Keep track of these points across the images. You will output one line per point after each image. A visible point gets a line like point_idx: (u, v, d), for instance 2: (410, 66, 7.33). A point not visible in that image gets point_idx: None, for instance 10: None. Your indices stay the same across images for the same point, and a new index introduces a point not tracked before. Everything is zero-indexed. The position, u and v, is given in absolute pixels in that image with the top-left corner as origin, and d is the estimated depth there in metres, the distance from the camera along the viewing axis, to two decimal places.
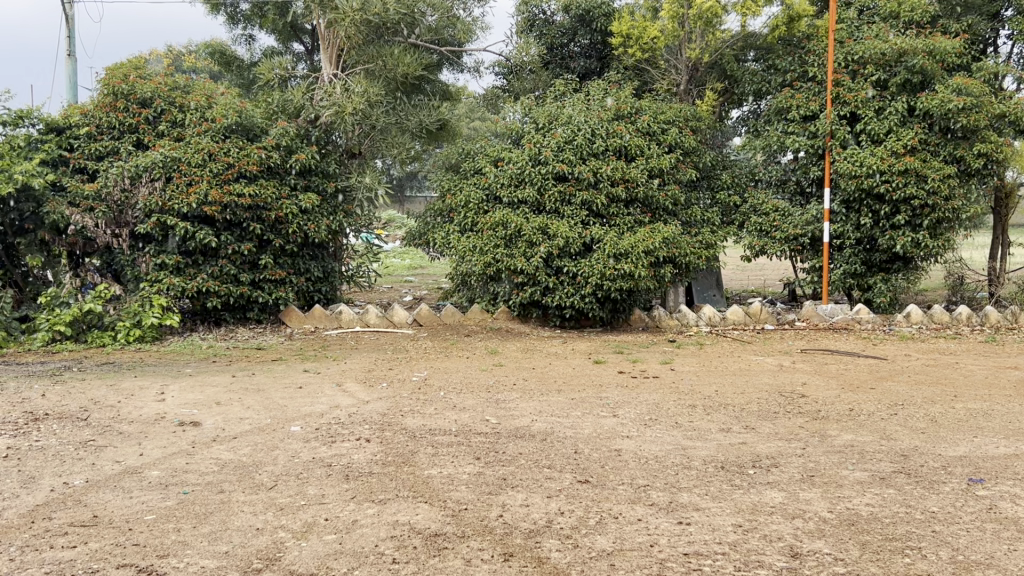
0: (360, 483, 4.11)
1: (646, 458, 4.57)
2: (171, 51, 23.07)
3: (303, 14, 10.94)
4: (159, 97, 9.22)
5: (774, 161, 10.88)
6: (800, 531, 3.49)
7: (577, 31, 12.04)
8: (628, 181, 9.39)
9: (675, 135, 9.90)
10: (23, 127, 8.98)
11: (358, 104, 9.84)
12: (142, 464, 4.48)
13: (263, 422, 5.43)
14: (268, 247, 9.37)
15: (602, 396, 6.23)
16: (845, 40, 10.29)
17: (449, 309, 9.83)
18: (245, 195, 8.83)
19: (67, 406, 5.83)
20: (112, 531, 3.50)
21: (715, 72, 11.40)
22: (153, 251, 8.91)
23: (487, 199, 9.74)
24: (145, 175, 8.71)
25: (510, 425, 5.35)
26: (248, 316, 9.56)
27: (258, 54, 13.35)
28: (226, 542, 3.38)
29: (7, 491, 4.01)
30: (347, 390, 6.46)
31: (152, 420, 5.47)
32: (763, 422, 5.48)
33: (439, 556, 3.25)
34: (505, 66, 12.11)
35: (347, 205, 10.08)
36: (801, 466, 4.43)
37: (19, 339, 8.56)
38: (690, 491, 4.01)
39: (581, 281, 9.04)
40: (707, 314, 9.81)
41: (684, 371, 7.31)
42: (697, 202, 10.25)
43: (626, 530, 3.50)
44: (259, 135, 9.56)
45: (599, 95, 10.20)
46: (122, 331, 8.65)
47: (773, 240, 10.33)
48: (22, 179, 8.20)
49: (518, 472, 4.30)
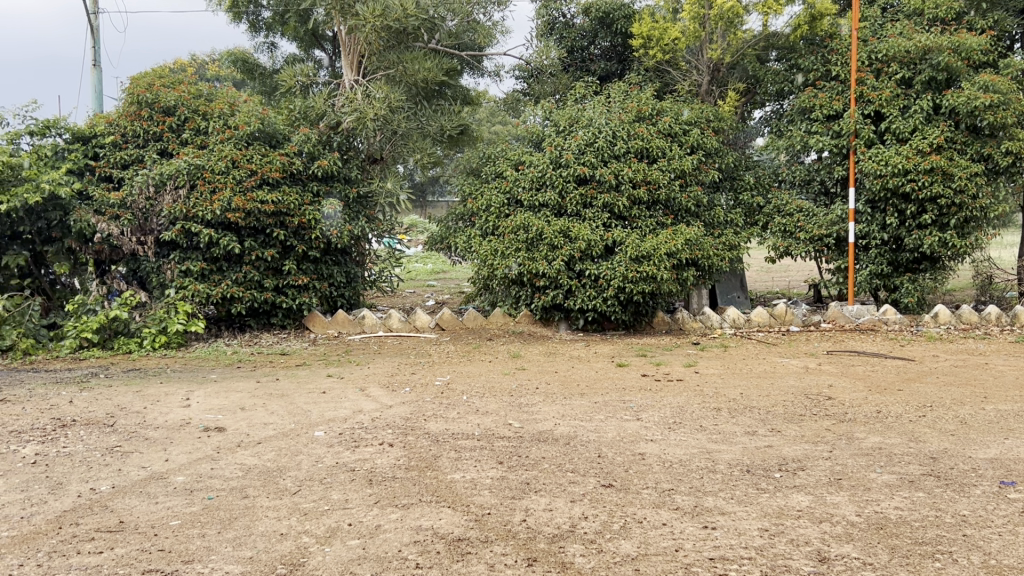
0: (383, 488, 4.11)
1: (670, 462, 4.53)
2: (193, 60, 23.36)
3: (325, 21, 11.02)
4: (183, 105, 9.29)
5: (798, 161, 10.78)
6: (828, 535, 3.45)
7: (597, 34, 12.03)
8: (650, 183, 9.34)
9: (698, 136, 9.84)
10: (50, 136, 9.10)
11: (380, 110, 9.85)
12: (167, 470, 4.51)
13: (287, 427, 5.46)
14: (291, 252, 9.41)
15: (625, 400, 6.19)
16: (869, 39, 10.19)
17: (472, 312, 9.82)
18: (269, 202, 8.86)
19: (93, 413, 5.88)
20: (137, 536, 3.52)
21: (737, 73, 11.35)
22: (178, 258, 9.01)
23: (508, 203, 9.72)
24: (169, 183, 8.79)
25: (533, 428, 5.34)
26: (272, 322, 9.61)
27: (280, 61, 13.46)
28: (250, 547, 3.39)
29: (35, 497, 4.06)
30: (371, 395, 6.48)
31: (177, 426, 5.51)
32: (789, 424, 5.43)
33: (463, 561, 3.24)
34: (526, 69, 12.14)
35: (369, 211, 10.14)
36: (828, 469, 4.39)
37: (47, 346, 8.65)
38: (715, 495, 3.97)
39: (603, 284, 9.00)
40: (731, 315, 9.75)
41: (708, 373, 7.26)
42: (721, 203, 10.17)
43: (651, 535, 3.47)
44: (282, 142, 9.61)
45: (620, 96, 10.17)
46: (148, 338, 8.73)
47: (798, 240, 10.25)
48: (49, 188, 8.30)
49: (540, 477, 4.28)
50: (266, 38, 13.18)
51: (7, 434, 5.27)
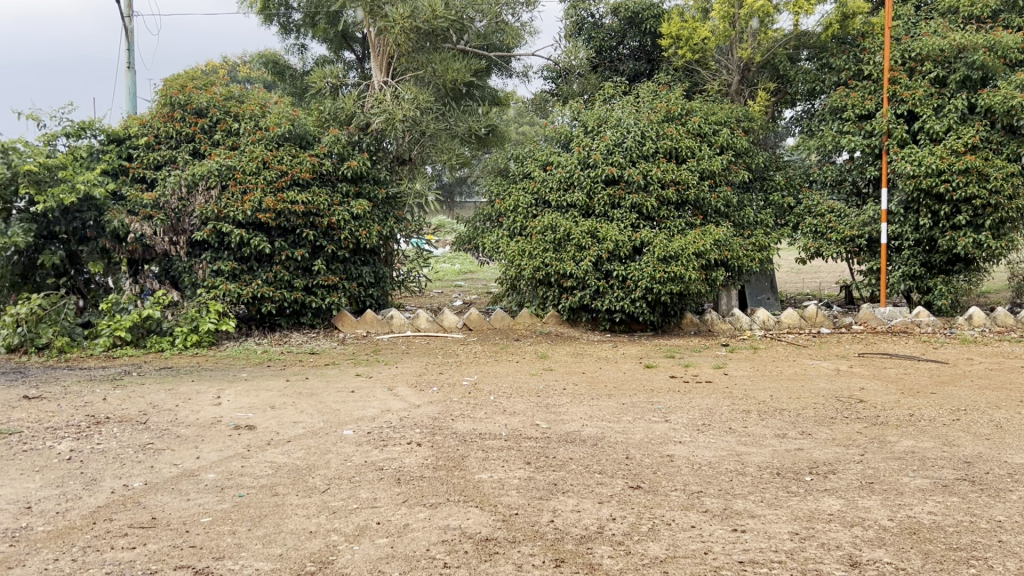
0: (411, 487, 4.13)
1: (699, 464, 4.50)
2: (225, 62, 23.66)
3: (355, 23, 11.08)
4: (214, 107, 9.38)
5: (829, 161, 10.67)
6: (859, 540, 3.41)
7: (626, 33, 11.99)
8: (679, 183, 9.30)
9: (728, 136, 9.78)
10: (85, 138, 9.24)
11: (409, 111, 9.89)
12: (198, 467, 4.56)
13: (316, 425, 5.50)
14: (321, 253, 9.48)
15: (653, 401, 6.17)
16: (902, 37, 10.06)
17: (499, 313, 9.84)
18: (299, 203, 8.94)
19: (126, 410, 5.97)
20: (169, 533, 3.56)
21: (767, 72, 11.26)
22: (209, 258, 9.13)
23: (536, 203, 9.73)
24: (201, 184, 8.90)
25: (561, 429, 5.34)
26: (302, 321, 9.69)
27: (310, 62, 13.56)
28: (280, 545, 3.42)
29: (70, 492, 4.12)
30: (399, 394, 6.51)
31: (209, 424, 5.57)
32: (820, 427, 5.38)
33: (491, 561, 3.25)
34: (554, 70, 12.14)
35: (397, 211, 10.18)
36: (859, 472, 4.34)
37: (81, 344, 8.79)
38: (745, 498, 3.94)
39: (631, 285, 8.97)
40: (761, 317, 9.71)
41: (738, 375, 7.21)
42: (751, 204, 10.09)
43: (679, 537, 3.46)
44: (311, 143, 9.67)
45: (648, 96, 10.12)
46: (180, 336, 8.85)
47: (829, 241, 10.14)
48: (84, 188, 8.44)
49: (568, 477, 4.28)
50: (297, 40, 13.28)
51: (43, 430, 5.36)
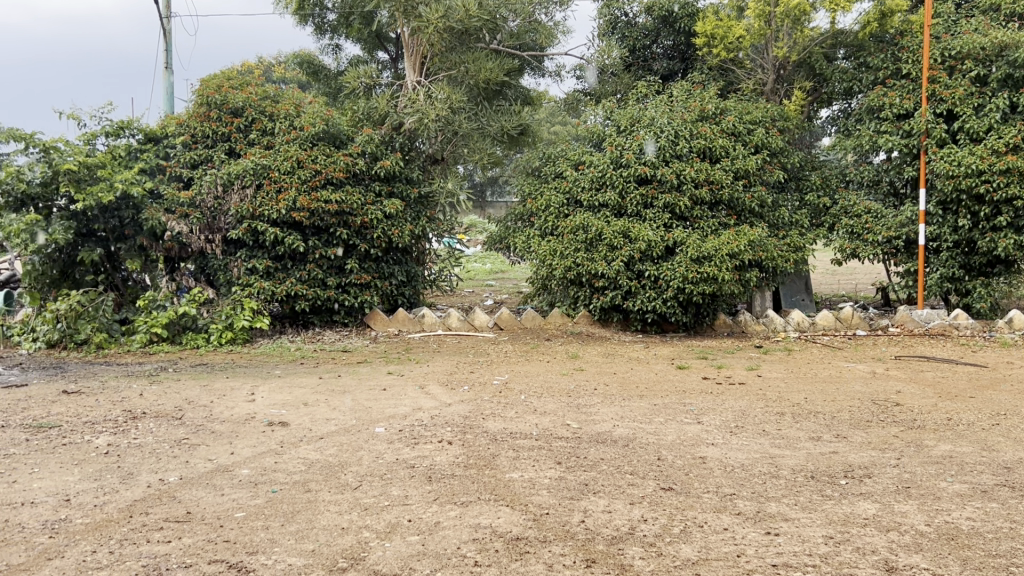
0: (443, 485, 4.14)
1: (732, 466, 4.47)
2: (260, 62, 23.90)
3: (389, 23, 11.15)
4: (250, 106, 9.48)
5: (866, 161, 10.53)
6: (896, 545, 3.36)
7: (660, 32, 11.92)
8: (713, 183, 9.22)
9: (763, 135, 9.69)
10: (124, 137, 9.39)
11: (442, 111, 9.91)
12: (233, 462, 4.61)
13: (348, 422, 5.54)
14: (354, 251, 9.55)
15: (686, 403, 6.12)
16: (942, 35, 9.88)
17: (530, 312, 9.83)
18: (333, 202, 9.01)
19: (162, 406, 6.06)
20: (204, 527, 3.60)
21: (803, 71, 11.14)
22: (244, 256, 9.22)
23: (568, 203, 9.71)
24: (237, 183, 9.00)
25: (592, 429, 5.33)
26: (335, 319, 9.76)
27: (344, 62, 13.65)
28: (313, 541, 3.44)
29: (107, 486, 4.19)
30: (430, 392, 6.54)
31: (243, 420, 5.63)
32: (855, 430, 5.31)
33: (521, 561, 3.24)
34: (587, 69, 12.11)
35: (430, 211, 10.22)
36: (895, 477, 4.28)
37: (119, 341, 8.93)
38: (778, 501, 3.90)
39: (663, 285, 8.91)
40: (796, 319, 9.62)
41: (772, 377, 7.13)
42: (786, 204, 10.00)
43: (711, 539, 3.43)
44: (345, 143, 9.74)
45: (682, 96, 10.06)
46: (216, 333, 8.95)
47: (866, 243, 10.01)
48: (122, 187, 8.57)
49: (599, 478, 4.27)
50: (331, 39, 13.38)
51: (82, 424, 5.46)
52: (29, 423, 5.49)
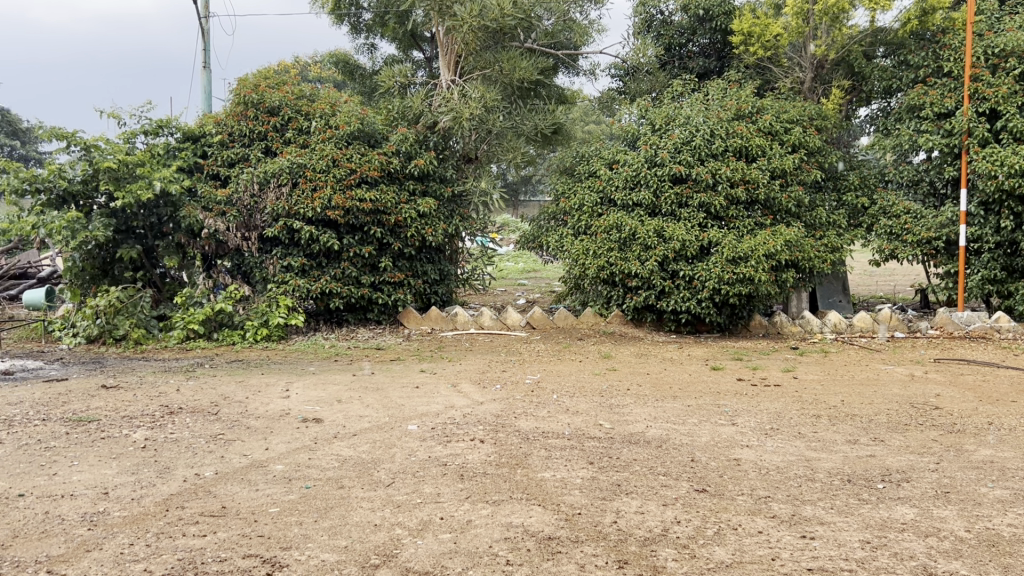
0: (475, 484, 4.15)
1: (767, 469, 4.42)
2: (297, 61, 24.11)
3: (424, 22, 11.20)
4: (287, 105, 9.56)
5: (906, 161, 10.35)
6: (935, 550, 3.30)
7: (696, 31, 11.81)
8: (749, 183, 9.12)
9: (800, 135, 9.57)
10: (163, 135, 9.52)
11: (476, 110, 9.92)
12: (267, 458, 4.65)
13: (381, 420, 5.57)
14: (388, 250, 9.60)
15: (720, 404, 6.08)
16: (985, 33, 9.66)
17: (563, 312, 9.81)
18: (367, 200, 9.06)
19: (199, 401, 6.13)
20: (239, 521, 3.64)
21: (842, 70, 11.00)
22: (280, 254, 9.30)
23: (601, 202, 9.67)
24: (273, 181, 9.09)
25: (624, 430, 5.30)
26: (368, 317, 9.82)
27: (380, 62, 13.72)
28: (345, 537, 3.47)
29: (145, 479, 4.25)
30: (462, 391, 6.55)
31: (277, 416, 5.69)
32: (893, 434, 5.23)
33: (553, 561, 3.23)
34: (622, 67, 12.07)
35: (463, 209, 10.23)
36: (934, 482, 4.20)
37: (157, 337, 9.07)
38: (814, 504, 3.85)
39: (697, 285, 8.85)
40: (832, 320, 9.51)
41: (807, 379, 7.04)
42: (823, 204, 9.88)
43: (746, 542, 3.40)
44: (380, 141, 9.78)
45: (718, 94, 9.98)
46: (251, 330, 9.05)
47: (904, 243, 9.85)
48: (161, 185, 8.69)
49: (632, 478, 4.24)
50: (367, 39, 13.46)
51: (120, 418, 5.55)
52: (70, 416, 5.59)
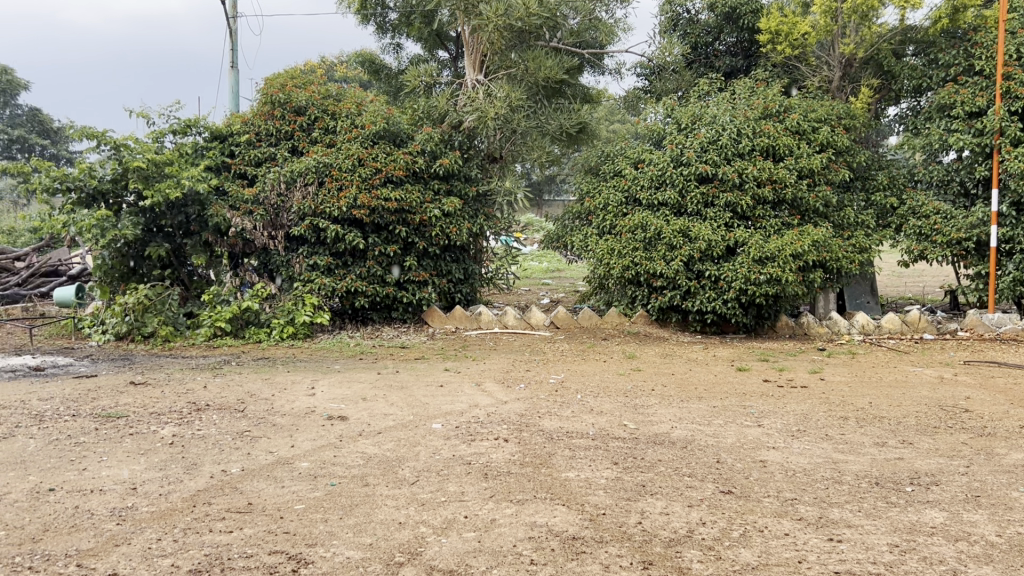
0: (499, 483, 4.15)
1: (793, 471, 4.39)
2: (323, 61, 24.24)
3: (450, 22, 11.22)
4: (313, 105, 9.61)
5: (936, 160, 10.22)
6: (965, 555, 3.25)
7: (723, 29, 11.73)
8: (776, 182, 9.05)
9: (828, 134, 9.48)
10: (191, 135, 9.61)
11: (501, 110, 9.92)
12: (293, 455, 4.68)
13: (406, 418, 5.59)
14: (413, 249, 9.64)
15: (746, 405, 6.04)
16: (1018, 30, 9.50)
17: (587, 311, 9.79)
18: (392, 199, 9.10)
19: (226, 398, 6.18)
20: (265, 518, 3.67)
21: (871, 69, 10.88)
22: (306, 253, 9.36)
23: (626, 201, 9.64)
24: (299, 180, 9.15)
25: (649, 430, 5.28)
26: (393, 316, 9.86)
27: (405, 61, 13.77)
28: (370, 535, 3.48)
29: (172, 475, 4.29)
30: (486, 390, 6.55)
31: (303, 413, 5.72)
32: (922, 437, 5.16)
33: (577, 561, 3.23)
34: (648, 66, 12.02)
35: (487, 209, 10.24)
36: (964, 485, 4.15)
37: (184, 334, 9.16)
38: (841, 507, 3.82)
39: (723, 286, 8.79)
40: (861, 322, 9.42)
41: (834, 381, 6.98)
42: (852, 204, 9.79)
43: (772, 545, 3.37)
44: (405, 141, 9.81)
45: (745, 93, 9.91)
46: (277, 328, 9.13)
47: (934, 244, 9.74)
48: (189, 184, 8.78)
49: (657, 479, 4.22)
50: (392, 39, 13.50)
51: (148, 414, 5.61)
52: (99, 412, 5.66)
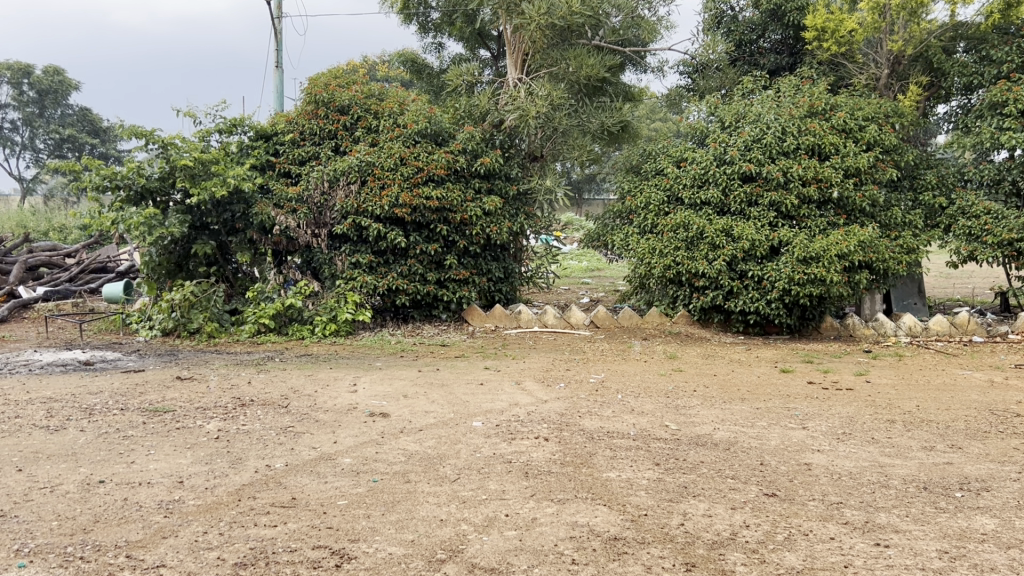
0: (539, 482, 4.15)
1: (839, 474, 4.33)
2: (365, 61, 24.46)
3: (492, 20, 11.23)
4: (356, 104, 9.68)
5: (987, 159, 9.99)
6: (1017, 563, 3.19)
7: (767, 26, 11.60)
8: (822, 181, 8.92)
9: (876, 132, 9.31)
10: (236, 134, 9.75)
11: (543, 108, 9.92)
12: (335, 451, 4.73)
13: (447, 415, 5.62)
14: (454, 248, 9.68)
15: (790, 407, 5.96)
16: None
17: (627, 311, 9.75)
18: (434, 198, 9.15)
19: (270, 394, 6.27)
20: (309, 513, 3.71)
21: (920, 65, 10.67)
22: (348, 251, 9.44)
23: (668, 200, 9.58)
24: (342, 179, 9.24)
25: (691, 431, 5.24)
26: (434, 313, 9.91)
27: (447, 61, 13.82)
28: (412, 531, 3.50)
29: (218, 469, 4.36)
30: (526, 389, 6.55)
31: (346, 410, 5.78)
32: (972, 441, 5.06)
33: (620, 561, 3.22)
34: (691, 64, 11.93)
35: (528, 207, 10.22)
36: (1016, 491, 4.06)
37: (229, 330, 9.31)
38: (889, 512, 3.76)
39: (767, 286, 8.70)
40: (907, 323, 9.25)
41: (880, 383, 6.86)
42: (899, 203, 9.61)
43: (818, 549, 3.33)
44: (447, 139, 9.84)
45: (791, 90, 9.80)
46: (320, 325, 9.24)
47: (984, 245, 9.48)
48: (235, 182, 8.91)
49: (699, 481, 4.20)
50: (434, 38, 13.56)
51: (194, 409, 5.71)
52: (146, 406, 5.78)
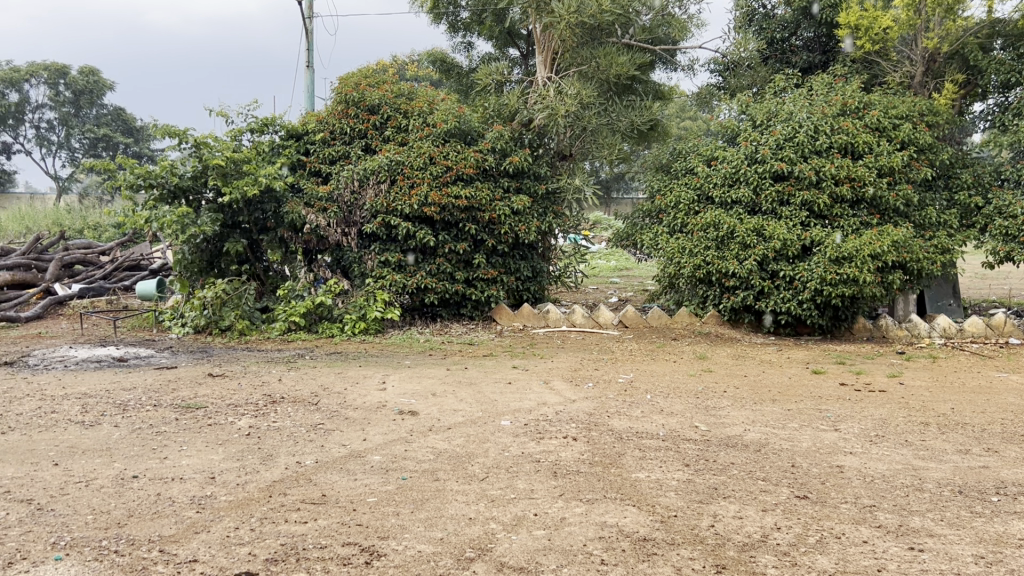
0: (568, 482, 4.14)
1: (871, 477, 4.28)
2: (395, 60, 24.54)
3: (522, 19, 11.22)
4: (386, 103, 9.72)
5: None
6: None
7: (800, 24, 11.49)
8: (855, 180, 8.82)
9: (911, 131, 9.18)
10: (267, 133, 9.84)
11: (572, 107, 9.90)
12: (365, 449, 4.76)
13: (475, 414, 5.63)
14: (482, 247, 9.70)
15: (821, 409, 5.91)
16: None
17: (656, 311, 9.71)
18: (462, 197, 9.18)
19: (300, 392, 6.32)
20: (338, 510, 3.73)
21: (956, 62, 10.51)
22: (378, 249, 9.48)
23: (698, 199, 9.53)
24: (372, 178, 9.28)
25: (721, 432, 5.20)
26: (462, 312, 9.93)
27: (476, 60, 13.83)
28: (441, 529, 3.51)
29: (249, 465, 4.41)
30: (555, 388, 6.55)
31: (375, 408, 5.81)
32: (1009, 445, 4.98)
33: (649, 562, 3.21)
34: (722, 63, 11.84)
35: (557, 206, 10.17)
36: None
37: (259, 328, 9.40)
38: (923, 516, 3.71)
39: (798, 286, 8.62)
40: (942, 324, 9.12)
41: (914, 385, 6.77)
42: (934, 203, 9.48)
43: (850, 552, 3.30)
44: (476, 138, 9.85)
45: (823, 88, 9.69)
46: (349, 323, 9.29)
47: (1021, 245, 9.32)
48: (266, 181, 9.00)
49: (730, 482, 4.17)
50: (464, 38, 13.58)
51: (226, 406, 5.77)
52: (179, 403, 5.84)
